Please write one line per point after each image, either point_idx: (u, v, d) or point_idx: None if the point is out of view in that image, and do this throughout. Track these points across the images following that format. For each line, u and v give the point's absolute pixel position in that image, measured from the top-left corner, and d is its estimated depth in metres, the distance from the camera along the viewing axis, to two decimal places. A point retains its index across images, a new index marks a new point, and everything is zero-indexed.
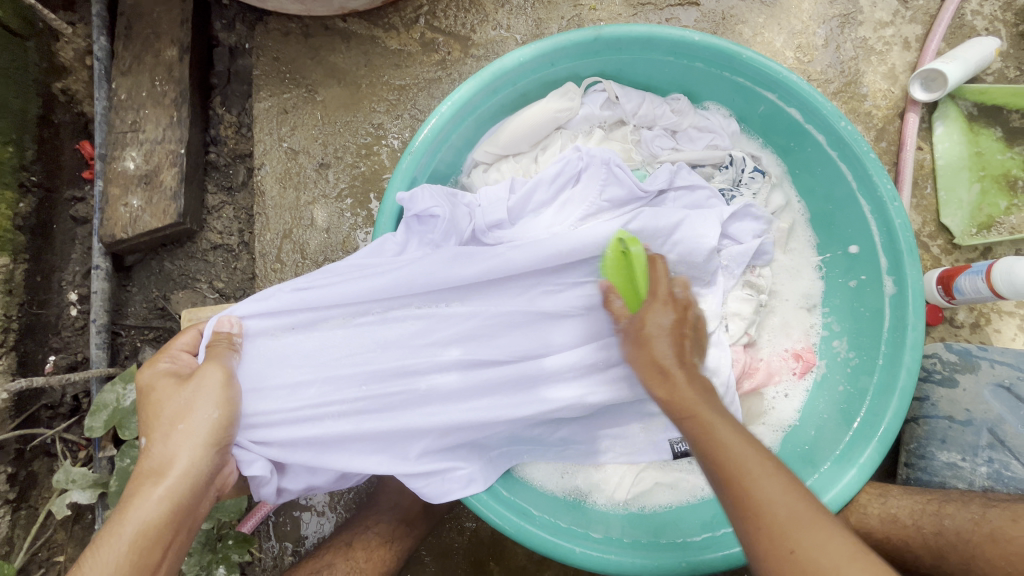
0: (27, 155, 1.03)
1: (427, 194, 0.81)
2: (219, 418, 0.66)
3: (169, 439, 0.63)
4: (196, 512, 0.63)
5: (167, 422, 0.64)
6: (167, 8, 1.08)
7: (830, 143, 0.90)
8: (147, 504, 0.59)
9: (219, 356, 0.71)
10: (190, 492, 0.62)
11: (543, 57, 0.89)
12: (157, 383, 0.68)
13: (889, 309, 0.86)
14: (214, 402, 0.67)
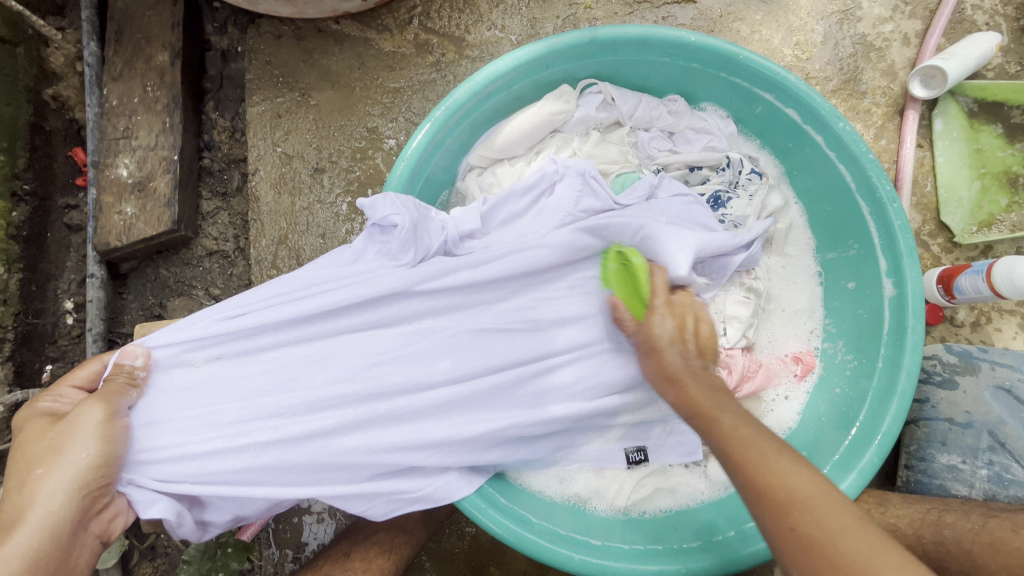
0: (19, 163, 1.02)
1: (389, 201, 0.78)
2: (85, 458, 0.63)
3: (34, 482, 0.61)
4: (61, 558, 0.61)
5: (27, 467, 0.63)
6: (157, 13, 1.07)
7: (829, 144, 0.89)
8: (4, 556, 0.58)
9: (108, 393, 0.68)
10: (51, 538, 0.60)
11: (537, 60, 0.88)
12: (34, 423, 0.67)
13: (889, 311, 0.85)
14: (85, 441, 0.64)
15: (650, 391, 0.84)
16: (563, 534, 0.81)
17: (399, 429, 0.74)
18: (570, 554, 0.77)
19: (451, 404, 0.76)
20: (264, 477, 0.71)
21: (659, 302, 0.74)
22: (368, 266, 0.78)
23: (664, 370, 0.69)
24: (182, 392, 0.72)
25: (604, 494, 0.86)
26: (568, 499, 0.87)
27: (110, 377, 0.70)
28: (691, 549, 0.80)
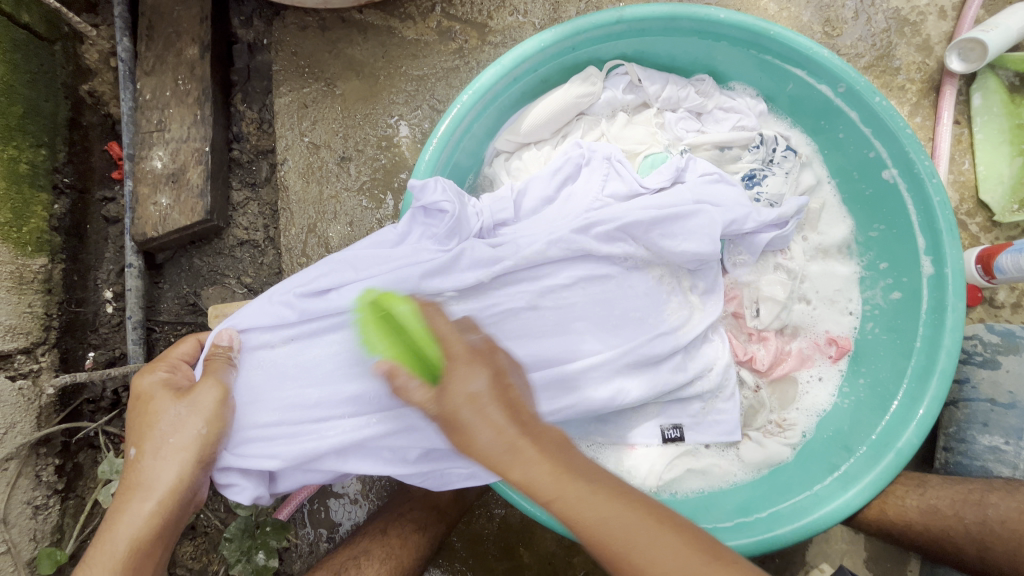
0: (59, 157, 1.05)
1: (439, 186, 0.79)
2: (202, 437, 0.68)
3: (158, 456, 0.67)
4: (177, 524, 0.68)
5: (158, 437, 0.68)
6: (186, 6, 1.09)
7: (864, 120, 0.87)
8: (137, 520, 0.65)
9: (214, 374, 0.71)
10: (172, 508, 0.67)
11: (564, 42, 0.87)
12: (155, 393, 0.71)
13: (928, 291, 0.83)
14: (205, 418, 0.69)
15: (678, 371, 0.85)
16: None
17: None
18: None
19: None
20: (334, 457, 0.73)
21: (491, 354, 0.66)
22: (408, 250, 0.79)
23: (567, 431, 0.62)
24: (257, 376, 0.74)
25: (636, 475, 0.87)
26: None
27: (209, 354, 0.73)
28: (724, 528, 0.80)
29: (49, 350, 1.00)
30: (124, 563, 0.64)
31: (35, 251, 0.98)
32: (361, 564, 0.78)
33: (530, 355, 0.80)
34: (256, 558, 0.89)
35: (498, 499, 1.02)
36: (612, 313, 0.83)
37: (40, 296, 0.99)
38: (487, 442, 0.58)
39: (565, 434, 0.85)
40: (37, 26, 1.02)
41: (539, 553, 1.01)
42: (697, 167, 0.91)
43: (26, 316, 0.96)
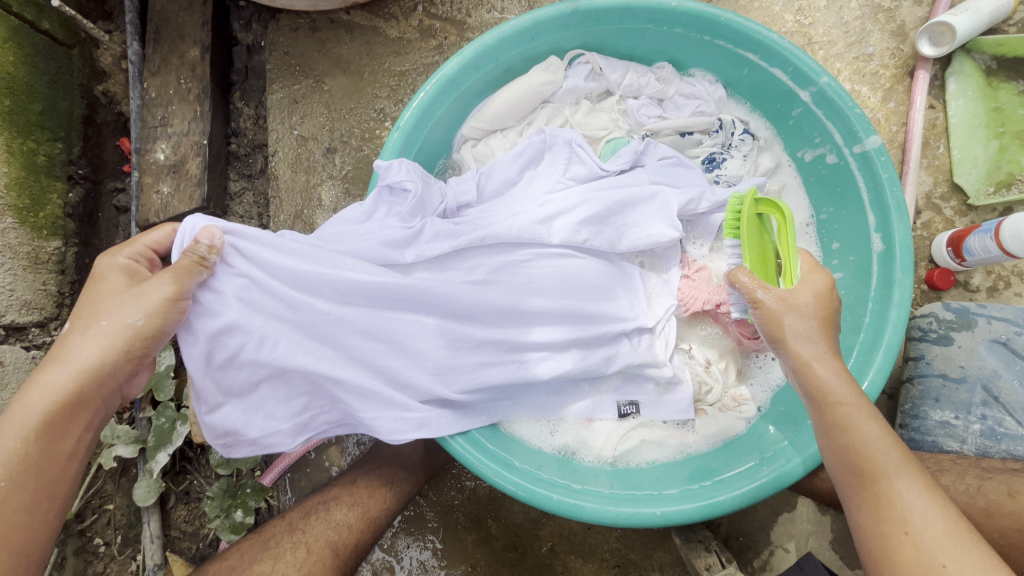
0: (74, 151, 1.15)
1: (404, 167, 0.85)
2: (134, 327, 0.66)
3: (87, 335, 0.65)
4: (82, 407, 0.65)
5: (93, 314, 0.66)
6: (189, 12, 1.18)
7: (815, 102, 0.89)
8: (51, 392, 0.63)
9: (179, 274, 0.69)
10: (79, 388, 0.64)
11: (523, 32, 0.92)
12: (109, 276, 0.70)
13: (877, 267, 0.85)
14: (141, 309, 0.67)
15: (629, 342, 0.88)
16: (545, 478, 0.83)
17: (393, 368, 0.81)
18: (548, 493, 0.79)
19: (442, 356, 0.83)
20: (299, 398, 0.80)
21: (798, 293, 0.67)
22: (375, 226, 0.84)
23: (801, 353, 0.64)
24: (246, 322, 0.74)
25: (591, 446, 0.90)
26: (557, 449, 0.91)
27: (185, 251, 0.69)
28: (670, 495, 0.82)
29: (61, 325, 1.10)
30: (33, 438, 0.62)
31: (50, 234, 1.09)
32: (331, 507, 0.83)
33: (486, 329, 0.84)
34: (234, 516, 0.95)
35: (467, 471, 1.06)
36: (565, 290, 0.87)
37: (53, 276, 1.09)
38: (823, 370, 0.63)
39: (521, 404, 0.89)
40: (56, 31, 1.13)
41: (507, 524, 1.05)
42: (657, 151, 0.95)
43: (40, 292, 1.06)
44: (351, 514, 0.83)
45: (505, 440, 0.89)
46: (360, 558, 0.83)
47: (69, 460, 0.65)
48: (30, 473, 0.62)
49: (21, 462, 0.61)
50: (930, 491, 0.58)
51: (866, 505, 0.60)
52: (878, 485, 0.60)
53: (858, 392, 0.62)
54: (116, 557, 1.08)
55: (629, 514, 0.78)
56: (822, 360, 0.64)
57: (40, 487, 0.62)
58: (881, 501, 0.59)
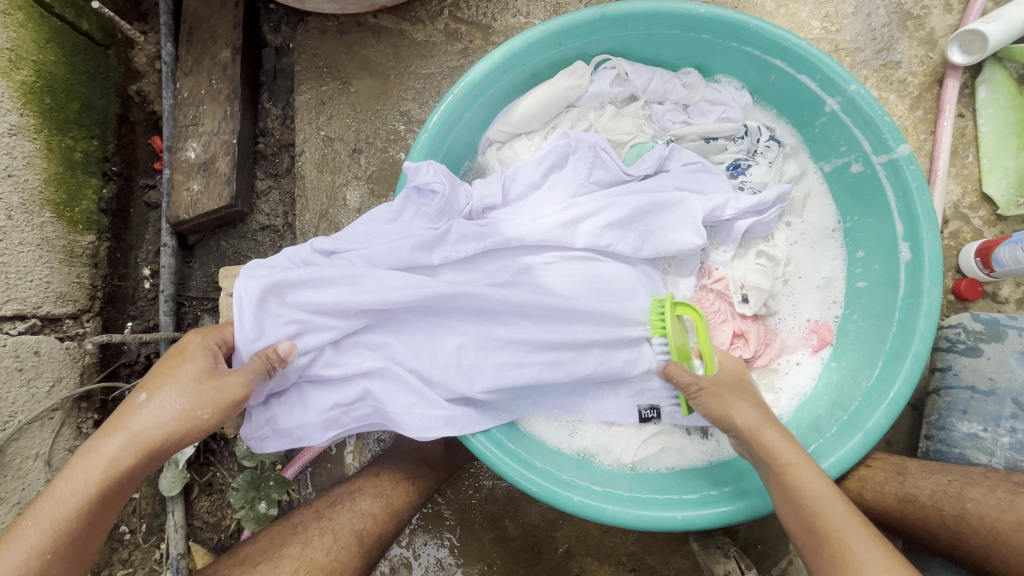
0: (108, 148, 1.18)
1: (432, 169, 0.85)
2: (199, 420, 0.68)
3: (156, 417, 0.66)
4: (127, 488, 0.66)
5: (166, 394, 0.67)
6: (221, 15, 1.21)
7: (844, 109, 0.89)
8: (104, 467, 0.64)
9: (250, 373, 0.72)
10: (132, 472, 0.65)
11: (550, 38, 0.93)
12: (192, 356, 0.71)
13: (905, 276, 0.84)
14: (212, 403, 0.69)
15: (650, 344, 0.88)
16: (565, 479, 0.84)
17: (420, 370, 0.83)
18: (569, 494, 0.80)
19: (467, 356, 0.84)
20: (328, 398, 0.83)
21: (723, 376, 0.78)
22: (402, 226, 0.86)
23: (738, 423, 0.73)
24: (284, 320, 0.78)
25: (611, 450, 0.91)
26: (577, 452, 0.91)
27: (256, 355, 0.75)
28: (690, 501, 0.82)
29: (93, 317, 1.13)
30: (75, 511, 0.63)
31: (84, 229, 1.12)
32: (356, 497, 0.84)
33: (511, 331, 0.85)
34: (257, 507, 0.98)
35: (486, 471, 1.07)
36: (589, 294, 0.89)
37: (87, 269, 1.12)
38: (769, 435, 0.71)
39: (543, 405, 0.90)
40: (95, 32, 1.16)
41: (523, 524, 1.06)
42: (681, 156, 0.95)
43: (74, 285, 1.09)
44: (376, 505, 0.84)
45: (525, 439, 0.90)
46: (385, 548, 0.84)
47: (97, 534, 0.65)
48: (72, 546, 0.63)
49: (62, 537, 0.62)
50: (880, 548, 0.60)
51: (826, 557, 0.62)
52: (832, 543, 0.61)
53: (802, 454, 0.68)
54: (140, 545, 1.11)
55: (650, 519, 0.78)
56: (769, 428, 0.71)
57: (68, 566, 0.63)
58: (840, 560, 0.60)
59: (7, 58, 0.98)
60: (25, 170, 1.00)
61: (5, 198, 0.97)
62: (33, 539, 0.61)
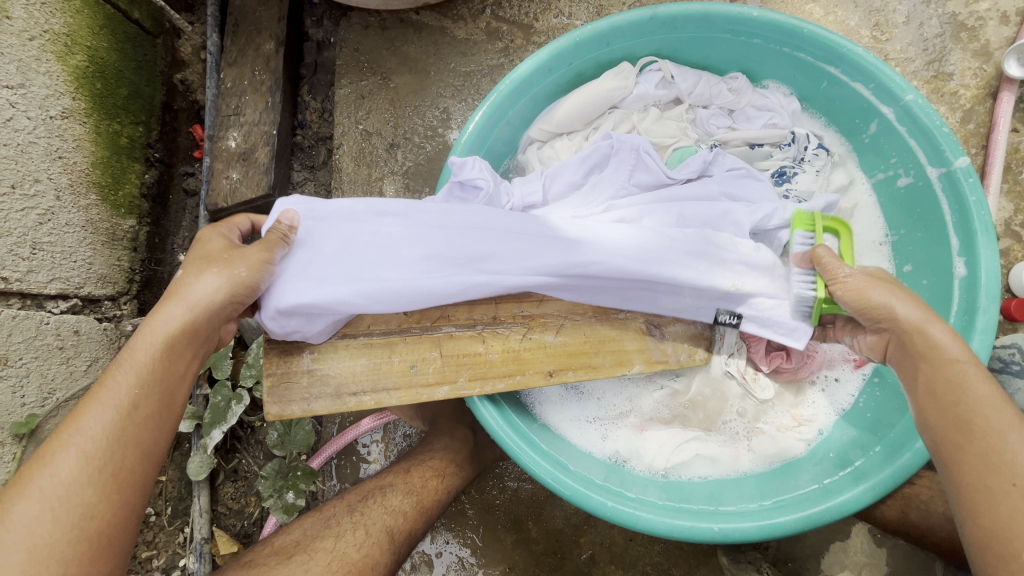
0: (152, 135, 1.20)
1: (478, 165, 0.85)
2: (239, 279, 0.66)
3: (211, 274, 0.66)
4: (199, 339, 0.65)
5: (201, 262, 0.67)
6: (267, 7, 1.23)
7: (899, 118, 0.86)
8: (171, 317, 0.64)
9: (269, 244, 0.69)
10: (198, 322, 0.65)
11: (598, 37, 0.92)
12: (210, 239, 0.70)
13: (959, 293, 0.81)
14: (247, 262, 0.67)
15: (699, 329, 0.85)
16: (598, 483, 0.82)
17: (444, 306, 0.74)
18: (603, 500, 0.78)
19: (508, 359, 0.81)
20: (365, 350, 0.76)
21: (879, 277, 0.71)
22: None
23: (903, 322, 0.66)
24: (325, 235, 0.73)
25: (643, 455, 0.89)
26: (608, 456, 0.89)
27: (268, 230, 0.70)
28: (726, 512, 0.79)
29: (130, 300, 1.15)
30: (157, 359, 0.62)
31: (126, 213, 1.14)
32: (387, 494, 0.85)
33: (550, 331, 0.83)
34: (286, 497, 0.97)
35: (511, 472, 1.06)
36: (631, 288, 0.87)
37: (127, 253, 1.14)
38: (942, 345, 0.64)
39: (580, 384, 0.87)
40: (145, 21, 1.18)
41: (548, 528, 1.04)
42: (725, 161, 0.94)
43: (114, 267, 1.11)
44: (406, 501, 0.84)
45: (557, 440, 0.88)
46: (413, 544, 0.85)
47: (183, 382, 0.65)
48: (159, 392, 0.62)
49: (148, 383, 0.62)
50: None
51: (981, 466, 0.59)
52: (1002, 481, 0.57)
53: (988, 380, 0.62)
54: (165, 528, 1.11)
55: (684, 528, 0.76)
56: (935, 328, 0.65)
57: (161, 407, 0.62)
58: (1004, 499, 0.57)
59: (63, 43, 1.00)
60: (74, 152, 1.02)
61: (55, 179, 0.99)
62: (121, 391, 0.60)
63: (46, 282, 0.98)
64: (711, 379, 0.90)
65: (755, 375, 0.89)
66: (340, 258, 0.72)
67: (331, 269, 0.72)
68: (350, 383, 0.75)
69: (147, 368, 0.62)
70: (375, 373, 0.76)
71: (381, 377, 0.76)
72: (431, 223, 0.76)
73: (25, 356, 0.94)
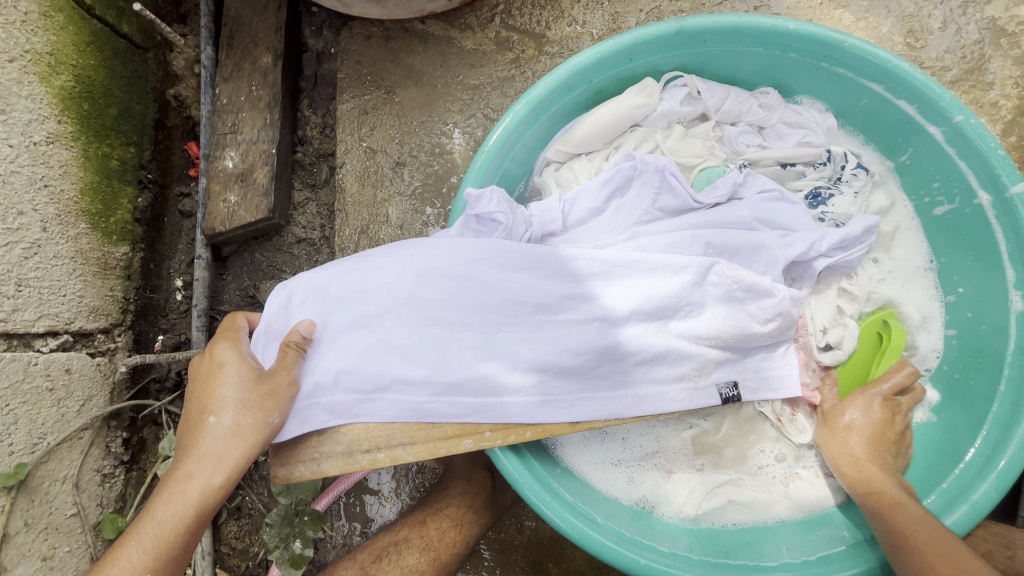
0: (145, 155, 1.14)
1: (495, 197, 0.80)
2: (271, 425, 0.69)
3: (231, 424, 0.68)
4: (222, 498, 0.69)
5: (235, 406, 0.69)
6: (264, 18, 1.16)
7: (948, 140, 0.80)
8: (201, 475, 0.67)
9: (291, 363, 0.71)
10: (228, 480, 0.68)
11: (622, 53, 0.86)
12: (234, 368, 0.71)
13: (1016, 329, 0.75)
14: (277, 409, 0.70)
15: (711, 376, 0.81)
16: (629, 538, 0.77)
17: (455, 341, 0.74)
18: (636, 557, 0.73)
19: (530, 414, 0.75)
20: (375, 398, 0.72)
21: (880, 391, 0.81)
22: None
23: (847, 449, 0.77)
24: (343, 279, 0.74)
25: (672, 501, 0.84)
26: (635, 501, 0.85)
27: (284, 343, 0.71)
28: (766, 568, 0.75)
29: (124, 331, 1.09)
30: (182, 521, 0.66)
31: (119, 240, 1.07)
32: (403, 552, 0.80)
33: (579, 380, 0.77)
34: (292, 546, 0.93)
35: (529, 511, 1.00)
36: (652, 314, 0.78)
37: (120, 281, 1.08)
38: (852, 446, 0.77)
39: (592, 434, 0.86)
40: (134, 35, 1.11)
41: (568, 570, 0.99)
42: (756, 183, 0.88)
43: (107, 299, 1.05)
44: (424, 559, 0.80)
45: (582, 487, 0.84)
46: None
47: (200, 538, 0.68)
48: (177, 553, 0.65)
49: (168, 551, 0.65)
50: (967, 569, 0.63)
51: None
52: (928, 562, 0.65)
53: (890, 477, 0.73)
54: None
55: None
56: (852, 439, 0.77)
57: (176, 567, 0.66)
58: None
59: (47, 62, 0.94)
60: (61, 180, 0.96)
61: (41, 210, 0.93)
62: (137, 562, 0.64)
63: (33, 320, 0.92)
64: (740, 421, 0.85)
65: (791, 416, 0.85)
66: (346, 297, 0.73)
67: (338, 309, 0.73)
68: (364, 440, 0.72)
69: (170, 529, 0.65)
70: (390, 427, 0.72)
71: (396, 432, 0.72)
72: (447, 266, 0.74)
73: (12, 402, 0.88)
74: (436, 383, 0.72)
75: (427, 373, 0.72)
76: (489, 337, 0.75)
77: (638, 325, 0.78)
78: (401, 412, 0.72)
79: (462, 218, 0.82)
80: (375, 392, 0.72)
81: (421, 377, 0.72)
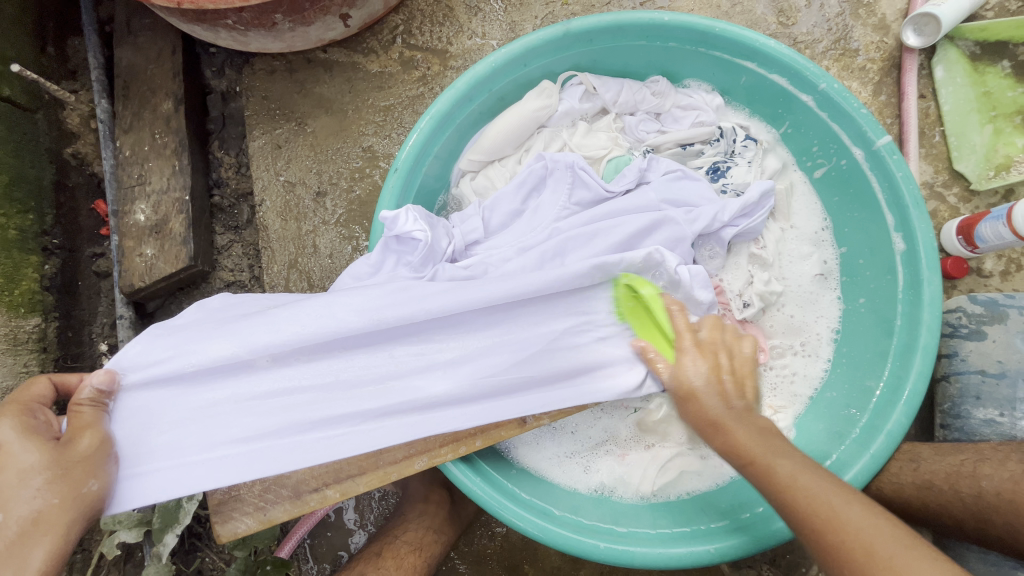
0: (47, 221, 1.08)
1: (412, 216, 0.80)
2: (90, 493, 0.64)
3: (30, 510, 0.59)
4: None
5: (27, 485, 0.60)
6: (159, 65, 1.13)
7: (818, 105, 0.87)
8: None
9: (89, 423, 0.67)
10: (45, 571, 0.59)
11: (515, 60, 0.89)
12: (19, 446, 0.62)
13: (901, 267, 0.82)
14: (93, 472, 0.65)
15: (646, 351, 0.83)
16: (587, 524, 0.79)
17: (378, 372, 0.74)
18: (595, 542, 0.75)
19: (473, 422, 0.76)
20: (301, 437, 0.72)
21: (684, 338, 0.74)
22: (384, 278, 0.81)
23: (702, 417, 0.70)
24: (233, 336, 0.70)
25: (628, 482, 0.87)
26: (594, 489, 0.87)
27: (81, 402, 0.67)
28: (718, 529, 0.79)
29: None
30: None
31: (28, 311, 1.02)
32: None
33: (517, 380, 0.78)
34: None
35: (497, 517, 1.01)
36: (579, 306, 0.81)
37: (34, 355, 1.02)
38: (710, 406, 0.69)
39: (545, 431, 0.88)
40: (19, 97, 1.06)
41: (543, 569, 1.00)
42: (660, 166, 0.92)
43: (22, 376, 0.99)
44: None
45: (538, 484, 0.85)
46: None
47: None
48: None
49: None
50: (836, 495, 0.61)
51: (853, 511, 0.59)
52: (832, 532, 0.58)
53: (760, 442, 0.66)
54: None
55: (678, 555, 0.74)
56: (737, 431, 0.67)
57: None
58: (835, 545, 0.58)
59: None
60: None
61: None
62: None
63: None
64: None
65: None
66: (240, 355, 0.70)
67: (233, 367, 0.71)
68: (310, 479, 0.73)
69: None
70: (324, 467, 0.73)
71: (343, 465, 0.73)
72: (343, 295, 0.73)
73: None
74: (349, 420, 0.73)
75: (331, 415, 0.72)
76: (421, 356, 0.75)
77: (568, 319, 0.81)
78: (307, 449, 0.72)
79: (382, 238, 0.83)
80: (289, 436, 0.72)
81: (335, 417, 0.72)
